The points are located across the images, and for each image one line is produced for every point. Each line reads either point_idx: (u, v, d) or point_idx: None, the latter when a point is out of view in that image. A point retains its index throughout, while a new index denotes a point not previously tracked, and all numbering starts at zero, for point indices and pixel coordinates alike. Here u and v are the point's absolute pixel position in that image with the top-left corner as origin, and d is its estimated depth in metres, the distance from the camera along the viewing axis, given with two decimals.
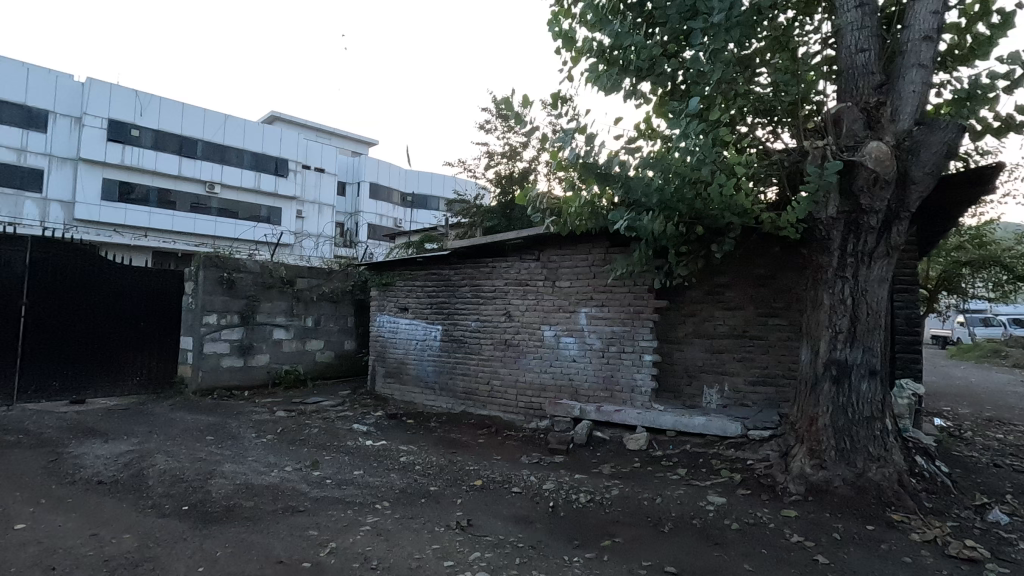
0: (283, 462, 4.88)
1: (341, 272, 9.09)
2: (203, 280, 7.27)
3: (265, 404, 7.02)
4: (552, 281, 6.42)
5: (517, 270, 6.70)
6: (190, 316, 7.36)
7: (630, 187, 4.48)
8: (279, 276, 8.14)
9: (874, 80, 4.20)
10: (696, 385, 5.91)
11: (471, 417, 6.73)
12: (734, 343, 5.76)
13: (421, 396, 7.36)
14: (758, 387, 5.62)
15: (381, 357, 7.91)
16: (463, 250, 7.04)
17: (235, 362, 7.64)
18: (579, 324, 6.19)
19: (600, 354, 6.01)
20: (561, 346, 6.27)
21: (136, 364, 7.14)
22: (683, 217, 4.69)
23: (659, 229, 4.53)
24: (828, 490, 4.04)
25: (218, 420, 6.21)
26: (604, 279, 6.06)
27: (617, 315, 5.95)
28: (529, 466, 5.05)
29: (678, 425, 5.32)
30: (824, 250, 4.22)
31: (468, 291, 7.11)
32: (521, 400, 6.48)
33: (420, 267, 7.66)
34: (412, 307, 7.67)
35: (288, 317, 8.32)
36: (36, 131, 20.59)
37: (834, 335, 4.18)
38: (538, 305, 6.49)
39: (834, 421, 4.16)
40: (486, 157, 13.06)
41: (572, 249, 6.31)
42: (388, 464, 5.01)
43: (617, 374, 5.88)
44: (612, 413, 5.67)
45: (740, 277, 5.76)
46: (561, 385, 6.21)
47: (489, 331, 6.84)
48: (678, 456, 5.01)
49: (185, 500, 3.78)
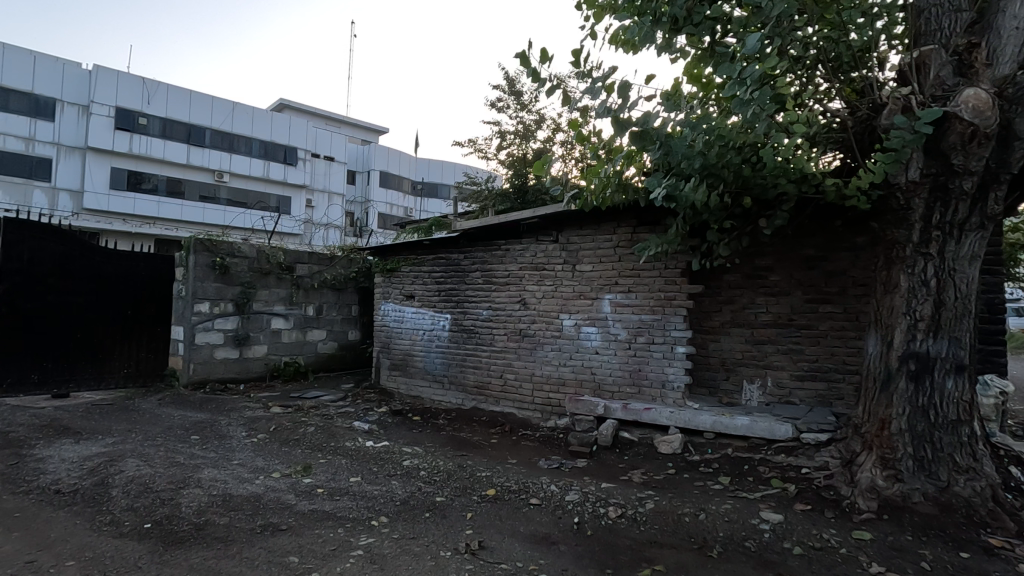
0: (272, 467, 4.34)
1: (344, 258, 8.55)
2: (194, 265, 6.75)
3: (261, 399, 6.51)
4: (572, 265, 5.79)
5: (532, 254, 6.08)
6: (181, 305, 6.85)
7: (670, 149, 3.76)
8: (276, 262, 7.61)
9: (964, 18, 3.47)
10: (735, 380, 5.28)
11: (482, 414, 6.17)
12: (779, 334, 5.11)
13: (428, 391, 6.80)
14: (808, 383, 4.96)
15: (386, 347, 7.36)
16: (473, 232, 6.42)
17: (230, 353, 7.12)
18: (603, 312, 5.57)
19: (626, 346, 5.39)
20: (582, 336, 5.65)
21: (123, 356, 6.66)
22: (729, 186, 4.00)
23: (703, 199, 3.85)
24: (906, 506, 3.41)
25: (207, 417, 5.69)
26: (630, 261, 5.42)
27: (645, 303, 5.32)
28: (549, 471, 4.46)
29: (717, 426, 4.65)
30: (901, 222, 3.55)
31: (479, 277, 6.50)
32: (537, 396, 5.89)
33: (427, 251, 7.08)
34: (419, 294, 7.09)
35: (287, 305, 7.79)
36: (44, 119, 20.19)
37: (912, 323, 3.52)
38: (556, 292, 5.88)
39: (912, 424, 3.52)
40: (498, 137, 12.40)
41: (593, 230, 5.69)
42: (390, 469, 4.45)
43: (646, 368, 5.26)
44: (640, 411, 5.02)
45: (786, 258, 5.09)
46: (583, 379, 5.60)
47: (502, 321, 6.24)
48: (719, 463, 4.39)
49: (149, 515, 3.24)
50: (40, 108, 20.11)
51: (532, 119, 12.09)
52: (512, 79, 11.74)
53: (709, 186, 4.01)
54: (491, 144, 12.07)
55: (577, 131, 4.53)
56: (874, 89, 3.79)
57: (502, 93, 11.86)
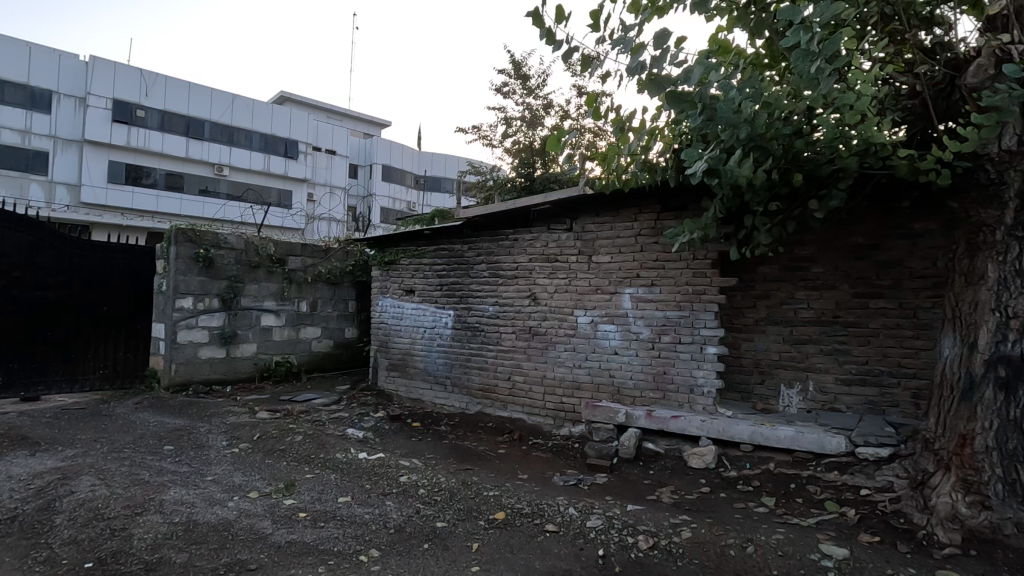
0: (251, 485, 3.81)
1: (341, 250, 8.02)
2: (176, 257, 6.22)
3: (248, 403, 5.99)
4: (588, 256, 5.24)
5: (544, 244, 5.53)
6: (162, 300, 6.32)
7: (714, 114, 3.17)
8: (266, 255, 7.09)
9: None
10: (771, 384, 4.74)
11: (488, 420, 5.64)
12: (823, 333, 4.55)
13: (429, 393, 6.26)
14: (855, 388, 4.40)
15: (383, 346, 6.83)
16: (478, 221, 5.87)
17: (216, 352, 6.60)
18: (622, 308, 5.01)
19: (649, 346, 4.85)
20: (599, 335, 5.10)
21: (100, 356, 6.15)
22: (778, 162, 3.41)
23: (749, 175, 3.27)
24: (996, 541, 2.85)
25: (186, 424, 5.17)
26: (654, 252, 4.87)
27: (671, 298, 4.78)
28: (566, 490, 3.92)
29: (756, 438, 4.08)
30: (990, 201, 2.97)
31: (485, 269, 5.95)
32: (549, 401, 5.35)
33: (428, 242, 6.53)
34: (419, 289, 6.55)
35: (278, 301, 7.26)
36: (40, 111, 19.63)
37: (1003, 322, 2.95)
38: (570, 286, 5.33)
39: (1001, 442, 2.95)
40: (504, 124, 11.81)
41: (612, 217, 5.13)
42: (384, 487, 3.93)
43: (671, 371, 4.72)
44: (667, 420, 4.45)
45: (831, 247, 4.52)
46: (600, 383, 5.06)
47: (510, 317, 5.69)
48: (760, 480, 3.85)
49: (95, 551, 2.71)
50: (36, 100, 19.56)
51: (539, 104, 11.49)
52: (518, 62, 11.14)
53: (756, 162, 3.43)
54: (496, 131, 11.48)
55: (592, 106, 4.02)
56: (952, 45, 3.17)
57: (508, 77, 11.26)
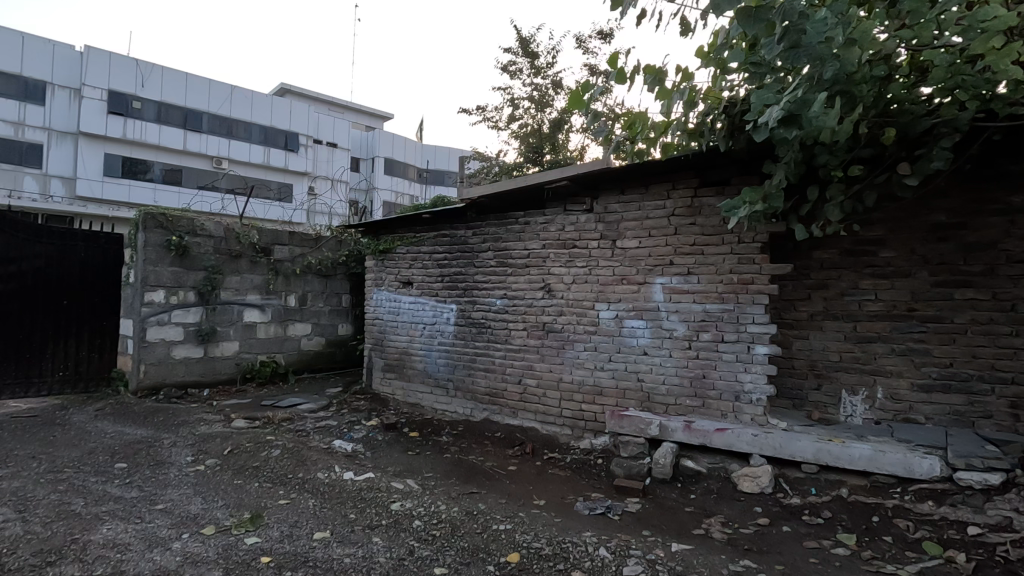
0: (209, 518, 3.12)
1: (333, 239, 7.34)
2: (144, 245, 5.53)
3: (224, 409, 5.31)
4: (611, 241, 4.52)
5: (559, 228, 4.81)
6: (130, 294, 5.63)
7: (800, 40, 2.44)
8: (249, 243, 6.40)
9: None
10: (830, 390, 4.03)
11: (496, 430, 4.95)
12: (895, 329, 3.82)
13: (428, 398, 5.58)
14: (936, 396, 3.67)
15: (378, 345, 6.13)
16: (485, 202, 5.15)
17: (193, 352, 5.91)
18: (652, 300, 4.31)
19: (685, 345, 4.15)
20: (624, 332, 4.40)
21: (59, 356, 5.47)
22: (875, 109, 2.67)
23: (843, 123, 2.51)
24: None
25: (150, 435, 4.49)
26: (690, 235, 4.17)
27: (711, 289, 4.07)
28: (593, 522, 3.21)
29: (822, 456, 3.36)
30: None
31: (491, 257, 5.24)
32: (566, 408, 4.65)
33: (428, 227, 5.83)
34: (417, 280, 5.85)
35: (262, 295, 6.57)
36: (35, 104, 18.76)
37: None
38: (590, 276, 4.62)
39: None
40: (510, 106, 11.05)
41: (640, 195, 4.43)
42: (371, 518, 3.23)
43: (712, 374, 4.02)
44: (710, 433, 3.73)
45: (904, 227, 3.79)
46: (627, 388, 4.35)
47: (521, 312, 4.98)
48: (831, 510, 3.14)
49: None
50: (31, 91, 18.67)
51: (547, 84, 10.73)
52: (526, 38, 10.39)
53: (846, 109, 2.68)
54: (501, 114, 10.72)
55: (616, 68, 3.80)
56: None
57: (515, 56, 10.51)
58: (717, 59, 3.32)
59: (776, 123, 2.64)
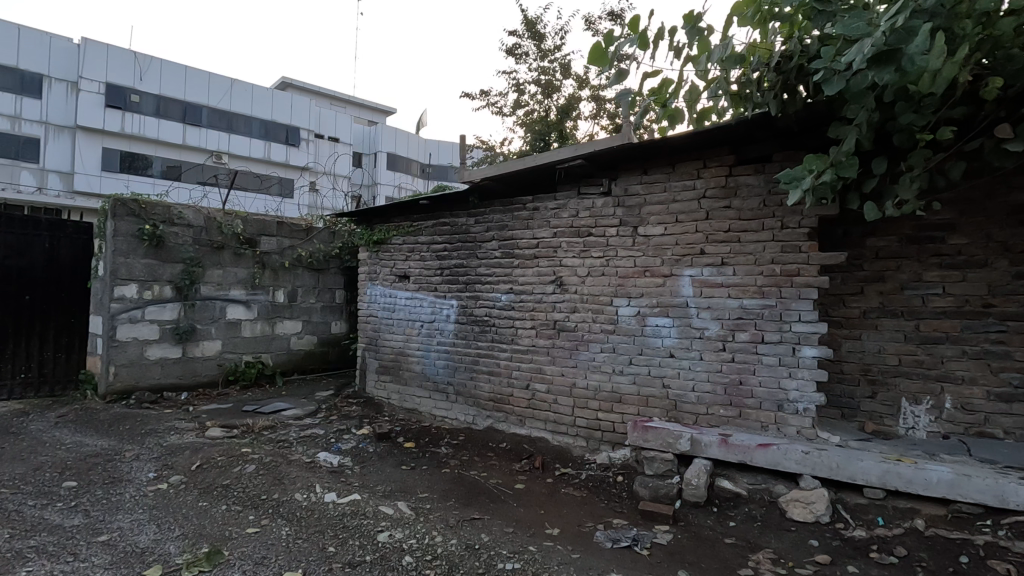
0: (159, 557, 2.60)
1: (325, 230, 6.83)
2: (113, 234, 5.03)
3: (200, 416, 4.79)
4: (632, 227, 3.99)
5: (573, 214, 4.28)
6: (99, 288, 5.12)
7: None
8: (233, 234, 5.89)
9: None
10: (886, 398, 3.49)
11: (501, 440, 4.44)
12: (966, 329, 3.27)
13: (426, 404, 5.07)
14: (1018, 407, 3.14)
15: (372, 345, 5.62)
16: (489, 185, 4.61)
17: (170, 352, 5.41)
18: (680, 296, 3.77)
19: (718, 346, 3.62)
20: (647, 331, 3.87)
21: (20, 355, 4.97)
22: (983, 48, 2.13)
23: (956, 60, 1.97)
24: None
25: (111, 447, 3.97)
26: (724, 220, 3.65)
27: (749, 282, 3.54)
28: (618, 559, 2.69)
29: (889, 480, 2.82)
30: None
31: (496, 248, 4.71)
32: (579, 418, 4.13)
33: (425, 215, 5.31)
34: (414, 274, 5.33)
35: (247, 290, 6.06)
36: (31, 98, 17.72)
37: None
38: (607, 268, 4.08)
39: None
40: (514, 92, 10.50)
41: (664, 175, 3.90)
42: (354, 552, 2.71)
43: (751, 380, 3.50)
44: (751, 449, 3.19)
45: (979, 209, 3.24)
46: (650, 396, 3.83)
47: (529, 309, 4.45)
48: (906, 547, 2.61)
49: None
50: (26, 84, 17.63)
51: (555, 68, 10.18)
52: (532, 20, 9.84)
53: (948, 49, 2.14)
54: (506, 100, 10.18)
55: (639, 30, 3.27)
56: None
57: (520, 38, 9.97)
58: (766, 7, 2.76)
59: (865, 66, 2.09)
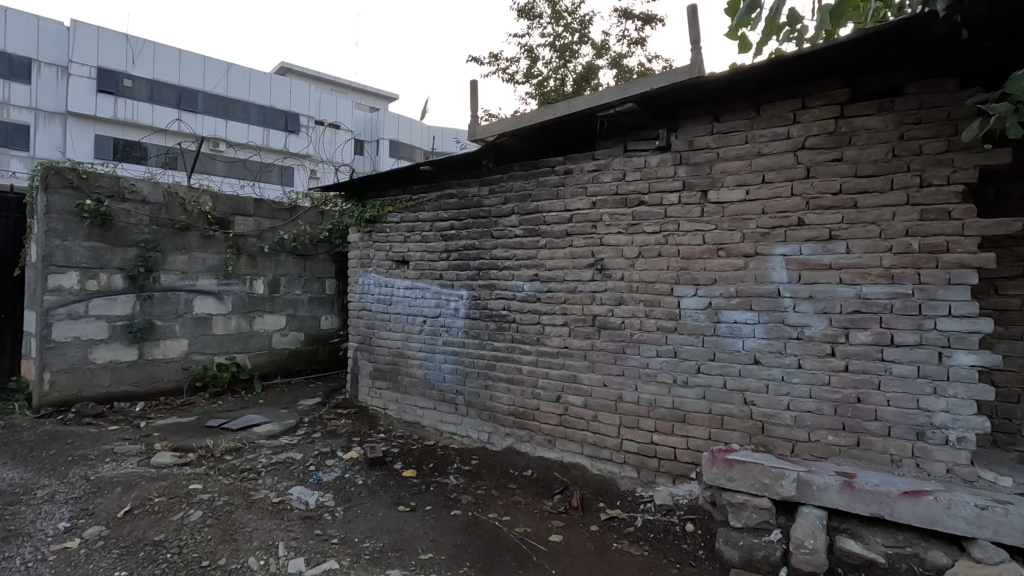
0: None
1: (312, 209, 5.89)
2: (46, 212, 4.09)
3: (152, 435, 3.88)
4: (700, 192, 3.02)
5: (617, 177, 3.32)
6: (32, 277, 4.20)
7: None
8: (199, 213, 4.96)
9: None
10: None
11: (525, 466, 3.51)
12: None
13: (430, 417, 4.15)
14: None
15: (365, 344, 4.68)
16: (508, 144, 3.66)
17: (123, 354, 4.50)
18: (768, 282, 2.81)
19: (824, 350, 2.66)
20: (721, 330, 2.92)
21: None
22: None
23: None
24: None
25: (21, 484, 3.05)
26: (833, 177, 2.67)
27: (872, 262, 2.56)
28: None
29: None
30: None
31: (517, 224, 3.75)
32: (628, 442, 3.20)
33: (428, 186, 4.34)
34: (414, 258, 4.38)
35: (219, 279, 5.13)
36: (19, 83, 16.63)
37: None
38: (665, 246, 3.12)
39: None
40: (527, 58, 9.47)
41: (745, 122, 2.93)
42: None
43: (874, 398, 2.53)
44: (892, 498, 2.23)
45: None
46: (726, 416, 2.88)
47: (560, 301, 3.51)
48: None
49: None
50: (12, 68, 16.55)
51: (572, 32, 9.14)
52: None
53: None
54: (518, 66, 9.15)
55: None
56: None
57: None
58: None
59: None
